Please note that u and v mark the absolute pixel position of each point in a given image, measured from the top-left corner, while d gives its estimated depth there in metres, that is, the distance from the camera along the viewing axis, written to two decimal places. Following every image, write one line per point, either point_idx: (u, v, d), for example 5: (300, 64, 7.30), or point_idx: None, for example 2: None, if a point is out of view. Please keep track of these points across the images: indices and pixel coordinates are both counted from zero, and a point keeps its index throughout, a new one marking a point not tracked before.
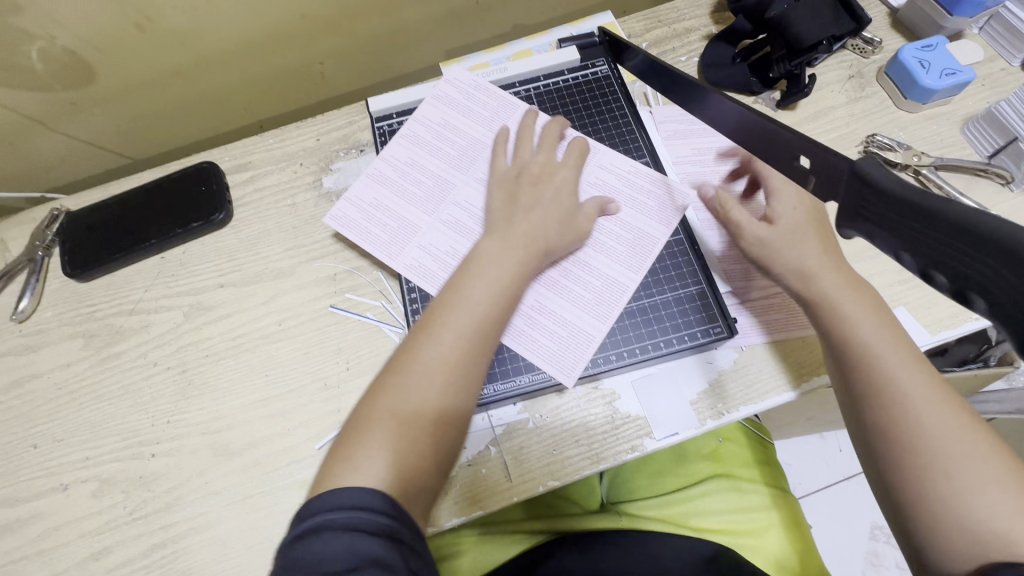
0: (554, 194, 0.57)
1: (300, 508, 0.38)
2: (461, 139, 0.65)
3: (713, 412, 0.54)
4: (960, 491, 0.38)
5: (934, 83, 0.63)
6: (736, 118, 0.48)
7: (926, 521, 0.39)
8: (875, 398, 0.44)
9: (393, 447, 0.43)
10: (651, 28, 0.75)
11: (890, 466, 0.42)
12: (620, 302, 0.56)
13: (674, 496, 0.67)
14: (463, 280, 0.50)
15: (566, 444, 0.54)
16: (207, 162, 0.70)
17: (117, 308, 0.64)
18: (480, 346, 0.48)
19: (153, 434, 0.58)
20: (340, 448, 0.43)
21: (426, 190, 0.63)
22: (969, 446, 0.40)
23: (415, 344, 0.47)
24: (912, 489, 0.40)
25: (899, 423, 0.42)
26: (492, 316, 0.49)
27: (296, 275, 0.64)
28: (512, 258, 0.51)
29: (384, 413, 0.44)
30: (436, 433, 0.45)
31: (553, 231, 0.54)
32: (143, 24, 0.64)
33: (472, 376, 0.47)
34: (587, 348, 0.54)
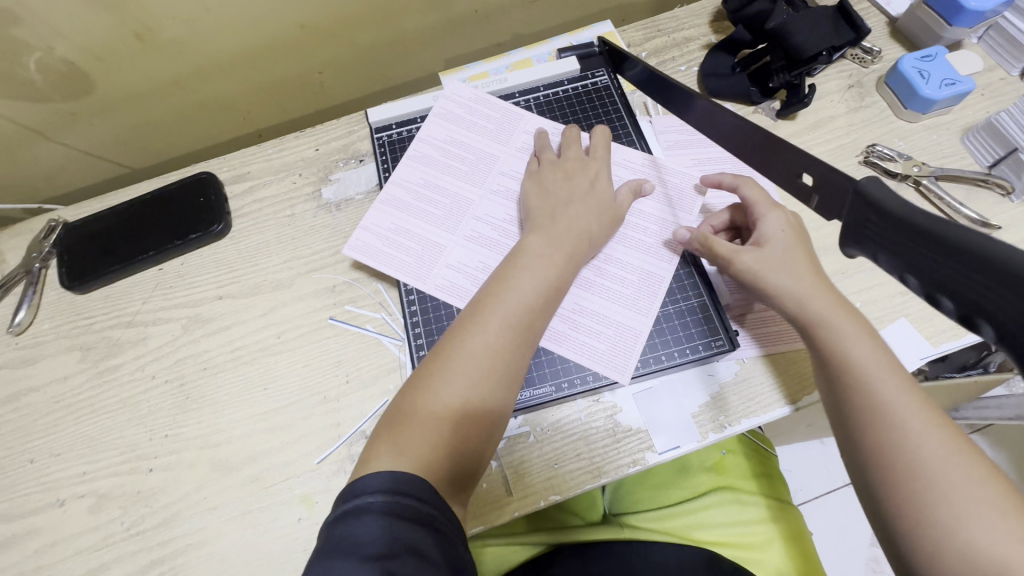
0: (591, 184, 0.58)
1: (343, 488, 0.38)
2: (470, 154, 0.66)
3: (714, 425, 0.54)
4: (958, 521, 0.37)
5: (934, 93, 0.63)
6: (733, 128, 0.50)
7: (924, 551, 0.38)
8: (871, 421, 0.43)
9: (441, 435, 0.43)
10: (650, 38, 0.75)
11: (885, 492, 0.41)
12: (660, 294, 0.57)
13: (677, 508, 0.66)
14: (510, 272, 0.51)
15: (567, 458, 0.54)
16: (206, 172, 0.69)
17: (115, 320, 0.64)
18: (525, 338, 0.48)
19: (151, 448, 0.57)
20: (388, 433, 0.44)
21: (445, 207, 0.63)
22: (965, 473, 0.39)
23: (461, 334, 0.48)
24: (908, 518, 0.39)
25: (896, 447, 0.41)
26: (540, 304, 0.50)
27: (295, 287, 0.64)
28: (560, 248, 0.53)
29: (430, 402, 0.45)
30: (484, 418, 0.45)
31: (594, 220, 0.56)
32: (142, 35, 0.64)
33: (516, 367, 0.48)
34: (635, 343, 0.55)
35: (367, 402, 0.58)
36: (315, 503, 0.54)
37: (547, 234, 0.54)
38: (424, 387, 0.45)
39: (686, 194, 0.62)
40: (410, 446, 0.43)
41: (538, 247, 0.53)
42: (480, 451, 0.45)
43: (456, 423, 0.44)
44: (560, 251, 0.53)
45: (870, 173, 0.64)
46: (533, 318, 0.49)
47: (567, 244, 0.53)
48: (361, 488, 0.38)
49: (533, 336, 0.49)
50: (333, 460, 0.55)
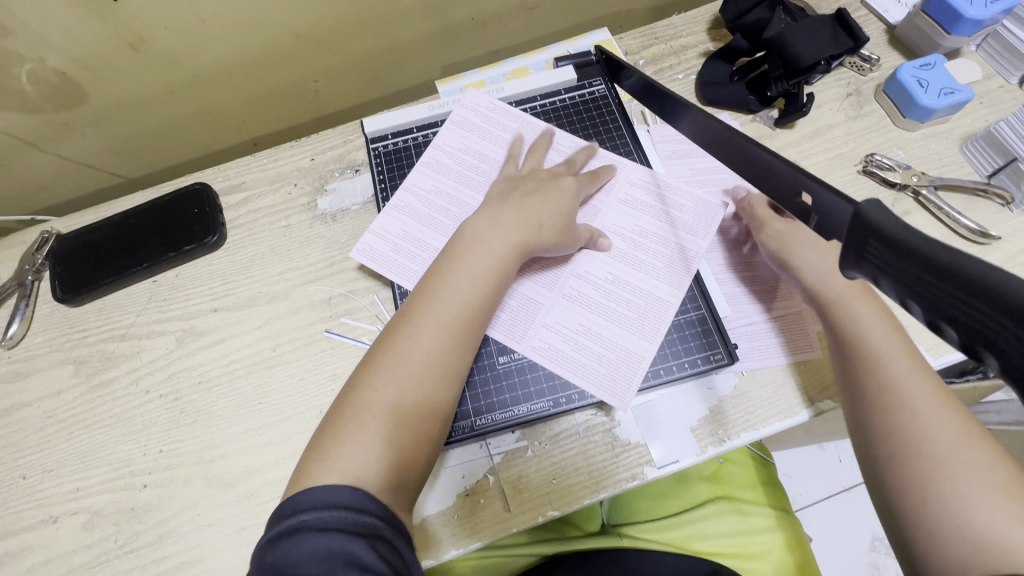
0: (555, 189, 0.57)
1: (277, 510, 0.39)
2: (483, 164, 0.65)
3: (714, 438, 0.54)
4: (962, 500, 0.38)
5: (932, 102, 0.62)
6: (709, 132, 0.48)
7: (926, 531, 0.39)
8: (879, 403, 0.45)
9: (374, 444, 0.43)
10: (647, 46, 0.74)
11: (889, 473, 0.42)
12: (665, 320, 0.55)
13: (676, 519, 0.66)
14: (448, 263, 0.51)
15: (566, 473, 0.53)
16: (200, 183, 0.69)
17: (108, 333, 0.63)
18: (464, 329, 0.48)
19: (145, 464, 0.57)
20: (319, 445, 0.44)
21: (453, 216, 0.62)
22: (973, 454, 0.40)
23: (398, 328, 0.48)
24: (913, 496, 0.40)
25: (901, 427, 0.43)
26: (475, 303, 0.49)
27: (291, 299, 0.63)
28: (498, 242, 0.52)
29: (365, 398, 0.45)
30: (417, 424, 0.45)
31: (545, 220, 0.54)
32: (135, 45, 0.63)
33: (458, 360, 0.48)
34: (637, 370, 0.54)
35: None
36: None
37: (493, 219, 0.53)
38: (360, 383, 0.46)
39: (702, 206, 0.60)
40: (344, 446, 0.43)
41: (480, 235, 0.52)
42: (424, 447, 0.46)
43: (393, 419, 0.44)
44: (504, 239, 0.52)
45: (869, 182, 0.64)
46: (474, 308, 0.49)
47: (512, 230, 0.52)
48: (294, 506, 0.39)
49: (476, 327, 0.49)
50: None
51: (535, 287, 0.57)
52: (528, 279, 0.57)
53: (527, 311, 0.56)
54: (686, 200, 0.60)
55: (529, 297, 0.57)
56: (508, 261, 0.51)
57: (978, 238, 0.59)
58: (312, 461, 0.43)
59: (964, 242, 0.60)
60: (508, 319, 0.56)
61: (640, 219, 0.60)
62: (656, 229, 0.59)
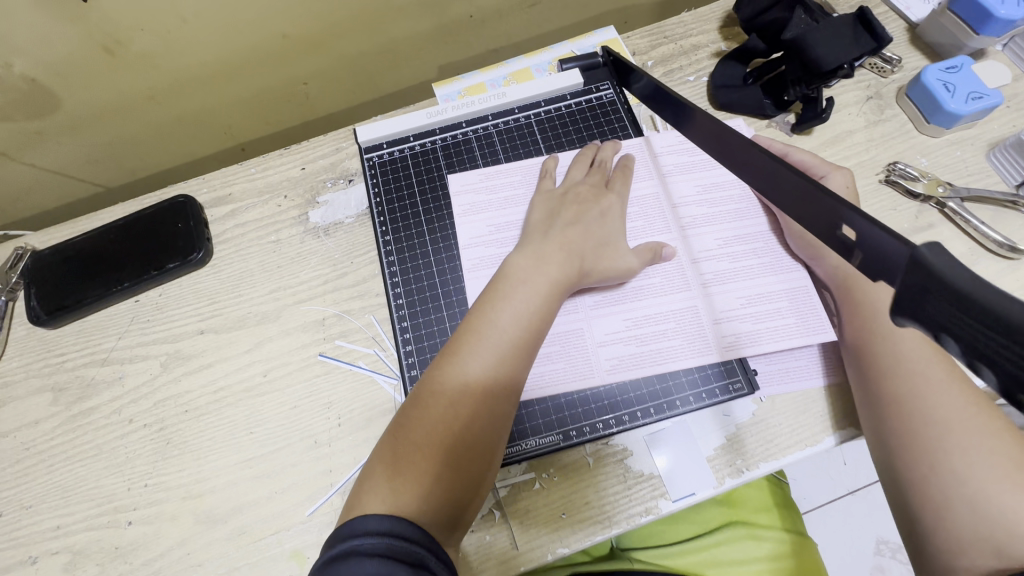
0: (599, 217, 0.56)
1: (334, 533, 0.39)
2: (495, 186, 0.62)
3: (732, 469, 0.51)
4: (968, 471, 0.43)
5: (959, 108, 0.59)
6: (708, 142, 0.47)
7: (933, 503, 0.44)
8: (890, 377, 0.48)
9: (421, 481, 0.42)
10: (656, 45, 0.70)
11: (896, 444, 0.46)
12: (714, 326, 0.54)
13: (691, 544, 0.63)
14: (491, 301, 0.50)
15: (575, 506, 0.50)
16: (183, 196, 0.64)
17: (88, 358, 0.59)
18: (510, 370, 0.47)
19: (130, 500, 0.53)
20: (364, 482, 0.44)
21: (474, 255, 0.59)
22: (979, 427, 0.44)
23: (444, 367, 0.47)
24: (922, 468, 0.44)
25: (912, 401, 0.46)
26: (518, 341, 0.48)
27: (281, 320, 0.60)
28: (540, 277, 0.51)
29: (410, 434, 0.44)
30: (459, 464, 0.43)
31: (589, 252, 0.53)
32: (111, 48, 0.59)
33: (504, 397, 0.46)
34: (697, 358, 0.53)
35: (359, 446, 0.54)
36: (307, 559, 0.51)
37: (538, 255, 0.52)
38: (405, 422, 0.45)
39: (716, 217, 0.59)
40: (390, 481, 0.42)
41: (525, 274, 0.51)
42: (472, 488, 0.44)
43: (439, 457, 0.43)
44: (546, 274, 0.51)
45: (890, 192, 0.61)
46: (519, 349, 0.48)
47: (555, 268, 0.51)
48: (348, 530, 0.38)
49: (521, 367, 0.48)
50: (325, 511, 0.52)
51: (578, 309, 0.55)
52: (569, 305, 0.55)
53: (569, 339, 0.54)
54: (701, 219, 0.59)
55: (569, 322, 0.55)
56: (552, 304, 0.50)
57: (1006, 252, 0.56)
58: (362, 493, 0.42)
59: (992, 256, 0.57)
60: (553, 351, 0.54)
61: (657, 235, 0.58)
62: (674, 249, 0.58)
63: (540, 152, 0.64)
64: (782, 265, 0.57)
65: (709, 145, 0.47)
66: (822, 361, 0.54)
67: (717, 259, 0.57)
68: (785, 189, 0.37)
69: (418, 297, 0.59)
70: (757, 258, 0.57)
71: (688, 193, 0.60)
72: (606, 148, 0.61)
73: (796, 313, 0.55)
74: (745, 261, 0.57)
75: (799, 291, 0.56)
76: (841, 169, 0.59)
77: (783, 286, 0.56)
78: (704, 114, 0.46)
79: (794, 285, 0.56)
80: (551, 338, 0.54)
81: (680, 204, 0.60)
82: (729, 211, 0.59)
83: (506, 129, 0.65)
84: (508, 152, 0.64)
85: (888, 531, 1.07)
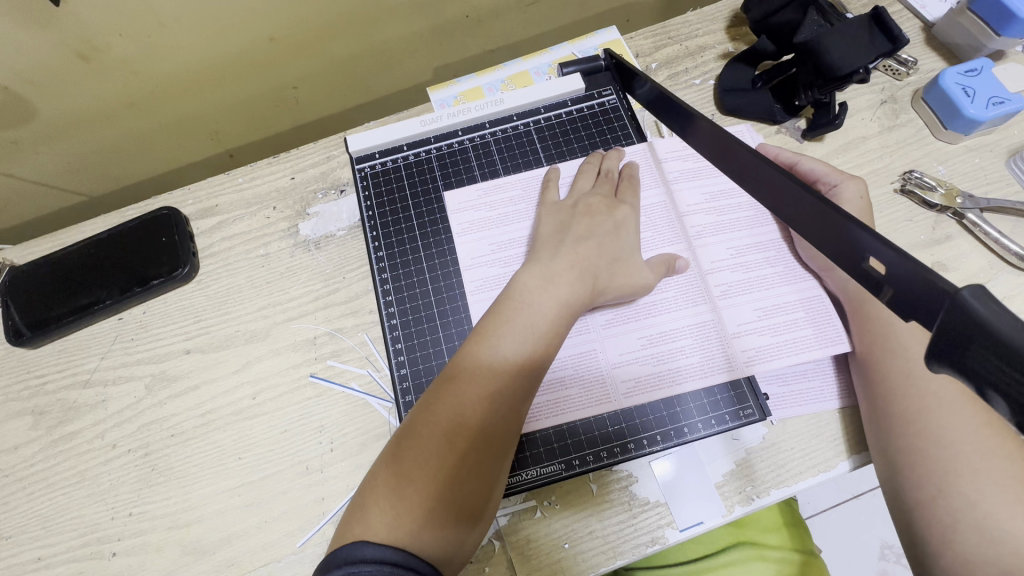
0: (610, 230, 0.53)
1: (328, 562, 0.38)
2: (494, 199, 0.59)
3: (741, 497, 0.49)
4: (977, 493, 0.41)
5: (979, 114, 0.56)
6: (713, 149, 0.44)
7: (939, 524, 0.42)
8: (901, 395, 0.46)
9: (417, 511, 0.40)
10: (661, 46, 0.67)
11: (903, 462, 0.44)
12: (725, 344, 0.52)
13: (696, 567, 0.61)
14: (493, 323, 0.47)
15: (579, 536, 0.48)
16: (167, 208, 0.62)
17: (70, 380, 0.57)
18: (512, 398, 0.45)
19: (114, 529, 0.51)
20: (356, 510, 0.41)
21: (478, 276, 0.56)
22: (990, 449, 0.42)
23: (442, 393, 0.44)
24: (929, 489, 0.43)
25: (923, 420, 0.44)
26: (520, 363, 0.46)
27: (271, 339, 0.57)
28: (544, 295, 0.48)
29: (405, 462, 0.42)
30: (458, 493, 0.41)
31: (600, 269, 0.51)
32: (88, 54, 0.56)
33: (505, 422, 0.44)
34: (705, 378, 0.51)
35: (352, 472, 0.52)
36: None
37: (546, 274, 0.50)
38: (400, 449, 0.43)
39: (727, 227, 0.56)
40: (383, 512, 0.40)
41: (529, 295, 0.48)
42: (469, 523, 0.42)
43: (435, 489, 0.41)
44: (552, 292, 0.49)
45: (906, 202, 0.58)
46: (521, 375, 0.45)
47: (565, 287, 0.49)
48: (347, 556, 0.37)
49: (524, 394, 0.45)
50: (317, 542, 0.50)
51: (591, 329, 0.53)
52: (581, 326, 0.53)
53: (582, 362, 0.52)
54: (708, 230, 0.56)
55: (580, 343, 0.52)
56: (558, 328, 0.48)
57: None
58: (354, 524, 0.40)
59: (1012, 270, 0.54)
60: (566, 374, 0.52)
61: (666, 248, 0.56)
62: None
63: (540, 162, 0.61)
64: (795, 278, 0.54)
65: (714, 158, 0.44)
66: (831, 382, 0.52)
67: (728, 273, 0.54)
68: (803, 211, 0.34)
69: (412, 317, 0.56)
70: (770, 270, 0.54)
71: (695, 201, 0.57)
72: (610, 158, 0.59)
73: (813, 325, 0.52)
74: (758, 274, 0.54)
75: (814, 301, 0.53)
76: (855, 178, 0.56)
77: (798, 297, 0.53)
78: (708, 122, 0.43)
79: (807, 300, 0.53)
80: (564, 361, 0.52)
81: (687, 213, 0.57)
82: (738, 220, 0.57)
83: (504, 138, 0.63)
84: (506, 162, 0.62)
85: (893, 535, 1.00)
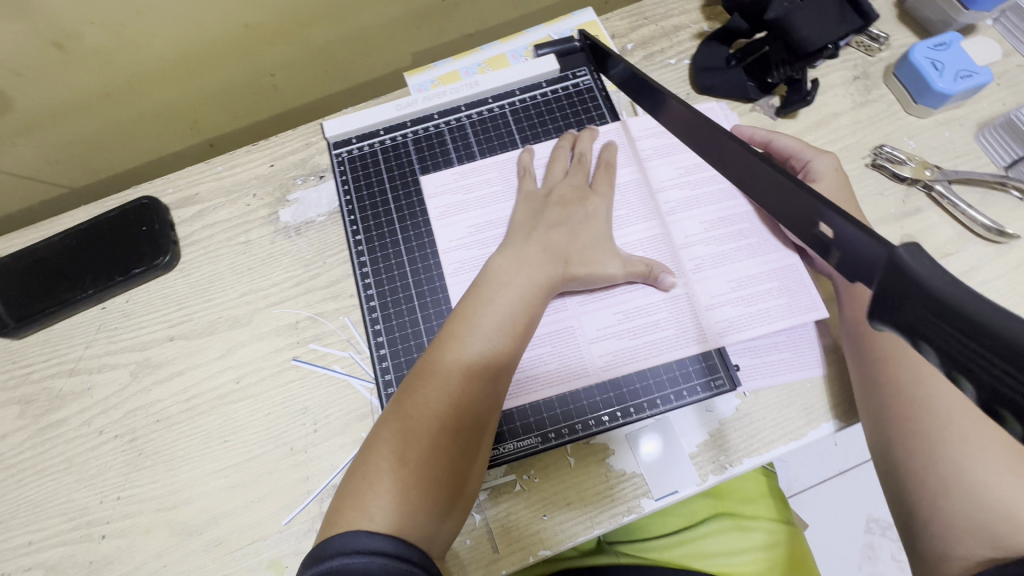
0: (584, 217, 0.54)
1: (317, 552, 0.37)
2: (469, 182, 0.60)
3: (715, 466, 0.50)
4: (966, 459, 0.41)
5: (947, 87, 0.57)
6: (684, 123, 0.44)
7: (929, 489, 0.42)
8: (895, 365, 0.46)
9: (413, 495, 0.41)
10: (636, 27, 0.68)
11: (896, 430, 0.45)
12: (698, 320, 0.53)
13: (677, 537, 0.63)
14: (473, 305, 0.49)
15: (557, 509, 0.49)
16: (146, 197, 0.62)
17: (55, 368, 0.58)
18: (494, 379, 0.46)
19: (103, 513, 0.52)
20: (348, 497, 0.42)
21: (456, 259, 0.57)
22: (980, 418, 0.43)
23: (425, 377, 0.45)
24: (921, 456, 0.43)
25: (912, 390, 0.45)
26: (502, 344, 0.47)
27: (253, 324, 0.58)
28: (520, 278, 0.50)
29: (396, 448, 0.42)
30: (450, 473, 0.43)
31: (575, 250, 0.52)
32: (61, 44, 0.55)
33: (489, 402, 0.46)
34: (674, 351, 0.52)
35: (336, 452, 0.53)
36: (286, 568, 0.50)
37: (521, 257, 0.51)
38: (390, 434, 0.43)
39: (700, 202, 0.57)
40: (379, 496, 0.41)
41: (506, 278, 0.50)
42: (459, 499, 0.44)
43: (428, 470, 0.42)
44: (528, 275, 0.50)
45: (877, 177, 0.59)
46: (502, 355, 0.47)
47: (539, 270, 0.50)
48: (341, 547, 0.37)
49: (505, 374, 0.47)
50: (302, 519, 0.51)
51: (567, 307, 0.54)
52: (559, 304, 0.54)
53: (560, 338, 0.53)
54: (681, 206, 0.57)
55: (558, 321, 0.53)
56: (536, 308, 0.49)
57: (994, 236, 0.55)
58: (347, 510, 0.41)
59: (980, 240, 0.56)
60: (546, 352, 0.53)
61: (640, 225, 0.56)
62: (649, 235, 0.56)
63: (515, 144, 0.62)
64: (765, 250, 0.55)
65: (683, 137, 0.45)
66: (800, 355, 0.52)
67: (700, 246, 0.55)
68: (762, 180, 0.35)
69: (391, 299, 0.57)
70: (741, 244, 0.55)
71: (671, 179, 0.58)
72: (584, 137, 0.59)
73: (784, 295, 0.53)
74: (731, 249, 0.55)
75: (784, 273, 0.54)
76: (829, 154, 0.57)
77: (769, 269, 0.54)
78: (678, 100, 0.44)
79: (777, 272, 0.54)
80: (543, 339, 0.53)
81: (661, 190, 0.58)
82: (710, 193, 0.57)
83: (479, 120, 0.63)
84: (482, 144, 0.62)
85: (878, 509, 1.02)
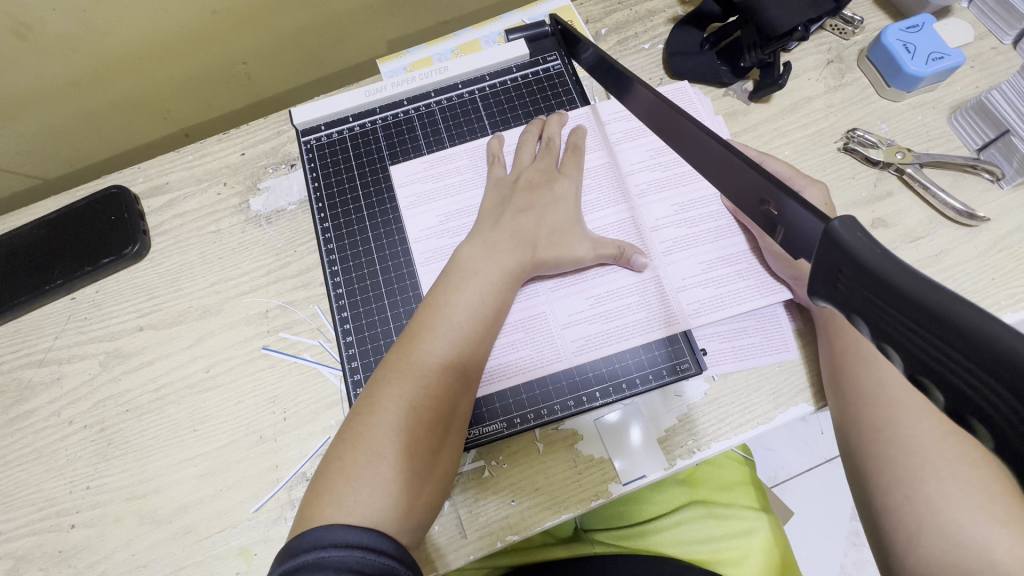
0: (553, 204, 0.54)
1: (294, 545, 0.36)
2: (440, 170, 0.60)
3: (684, 450, 0.50)
4: (942, 500, 0.37)
5: (919, 70, 0.57)
6: (648, 108, 0.41)
7: (903, 534, 0.38)
8: (870, 402, 0.43)
9: (392, 488, 0.40)
10: (610, 12, 0.67)
11: (870, 469, 0.41)
12: (665, 305, 0.53)
13: (651, 527, 0.63)
14: (444, 294, 0.48)
15: (524, 493, 0.49)
16: (116, 186, 0.61)
17: (24, 359, 0.57)
18: (467, 366, 0.46)
19: (73, 502, 0.52)
20: (319, 494, 0.40)
21: (427, 247, 0.57)
22: (957, 456, 0.38)
23: (399, 368, 0.44)
24: (897, 494, 0.39)
25: (892, 420, 0.41)
26: (474, 332, 0.47)
27: (223, 314, 0.57)
28: (490, 267, 0.49)
29: (376, 441, 0.41)
30: (426, 464, 0.42)
31: (543, 236, 0.52)
32: (21, 32, 0.54)
33: (463, 391, 0.46)
34: (641, 335, 0.52)
35: (305, 440, 0.53)
36: (254, 555, 0.50)
37: (488, 243, 0.51)
38: (367, 428, 0.42)
39: (669, 185, 0.57)
40: (357, 491, 0.40)
41: (475, 265, 0.50)
42: (436, 487, 0.43)
43: (408, 460, 0.41)
44: (498, 263, 0.50)
45: (849, 161, 0.59)
46: (474, 344, 0.47)
47: (507, 256, 0.50)
48: (318, 539, 0.36)
49: (477, 362, 0.47)
50: (271, 507, 0.51)
51: (539, 293, 0.54)
52: (530, 291, 0.54)
53: (532, 325, 0.53)
54: (651, 191, 0.57)
55: (528, 307, 0.53)
56: (506, 297, 0.49)
57: (965, 219, 0.54)
58: (319, 505, 0.40)
59: (950, 224, 0.55)
60: (517, 339, 0.53)
61: (609, 209, 0.56)
62: (617, 219, 0.56)
63: (485, 130, 0.62)
64: (732, 232, 0.55)
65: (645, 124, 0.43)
66: (768, 339, 0.52)
67: (669, 229, 0.55)
68: (712, 160, 0.35)
69: (359, 287, 0.57)
70: (710, 230, 0.55)
71: (642, 164, 0.58)
72: (552, 123, 0.59)
73: (753, 277, 0.53)
74: (700, 234, 0.55)
75: (751, 256, 0.54)
76: (816, 180, 0.54)
77: (738, 252, 0.54)
78: (642, 84, 0.42)
79: (744, 256, 0.54)
80: (515, 326, 0.53)
81: (630, 175, 0.57)
82: (679, 177, 0.57)
83: (449, 106, 0.63)
84: (451, 131, 0.62)
85: None
